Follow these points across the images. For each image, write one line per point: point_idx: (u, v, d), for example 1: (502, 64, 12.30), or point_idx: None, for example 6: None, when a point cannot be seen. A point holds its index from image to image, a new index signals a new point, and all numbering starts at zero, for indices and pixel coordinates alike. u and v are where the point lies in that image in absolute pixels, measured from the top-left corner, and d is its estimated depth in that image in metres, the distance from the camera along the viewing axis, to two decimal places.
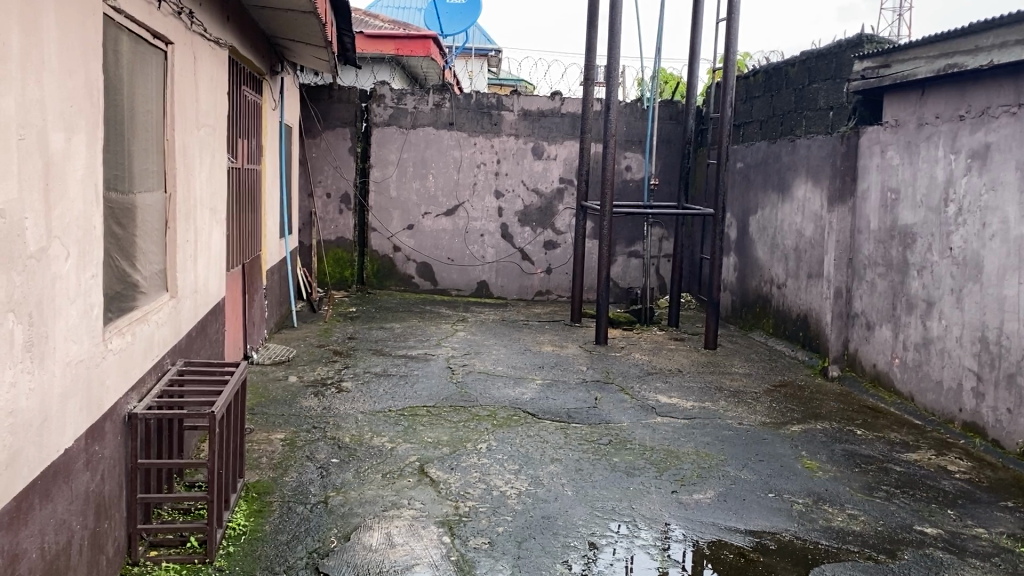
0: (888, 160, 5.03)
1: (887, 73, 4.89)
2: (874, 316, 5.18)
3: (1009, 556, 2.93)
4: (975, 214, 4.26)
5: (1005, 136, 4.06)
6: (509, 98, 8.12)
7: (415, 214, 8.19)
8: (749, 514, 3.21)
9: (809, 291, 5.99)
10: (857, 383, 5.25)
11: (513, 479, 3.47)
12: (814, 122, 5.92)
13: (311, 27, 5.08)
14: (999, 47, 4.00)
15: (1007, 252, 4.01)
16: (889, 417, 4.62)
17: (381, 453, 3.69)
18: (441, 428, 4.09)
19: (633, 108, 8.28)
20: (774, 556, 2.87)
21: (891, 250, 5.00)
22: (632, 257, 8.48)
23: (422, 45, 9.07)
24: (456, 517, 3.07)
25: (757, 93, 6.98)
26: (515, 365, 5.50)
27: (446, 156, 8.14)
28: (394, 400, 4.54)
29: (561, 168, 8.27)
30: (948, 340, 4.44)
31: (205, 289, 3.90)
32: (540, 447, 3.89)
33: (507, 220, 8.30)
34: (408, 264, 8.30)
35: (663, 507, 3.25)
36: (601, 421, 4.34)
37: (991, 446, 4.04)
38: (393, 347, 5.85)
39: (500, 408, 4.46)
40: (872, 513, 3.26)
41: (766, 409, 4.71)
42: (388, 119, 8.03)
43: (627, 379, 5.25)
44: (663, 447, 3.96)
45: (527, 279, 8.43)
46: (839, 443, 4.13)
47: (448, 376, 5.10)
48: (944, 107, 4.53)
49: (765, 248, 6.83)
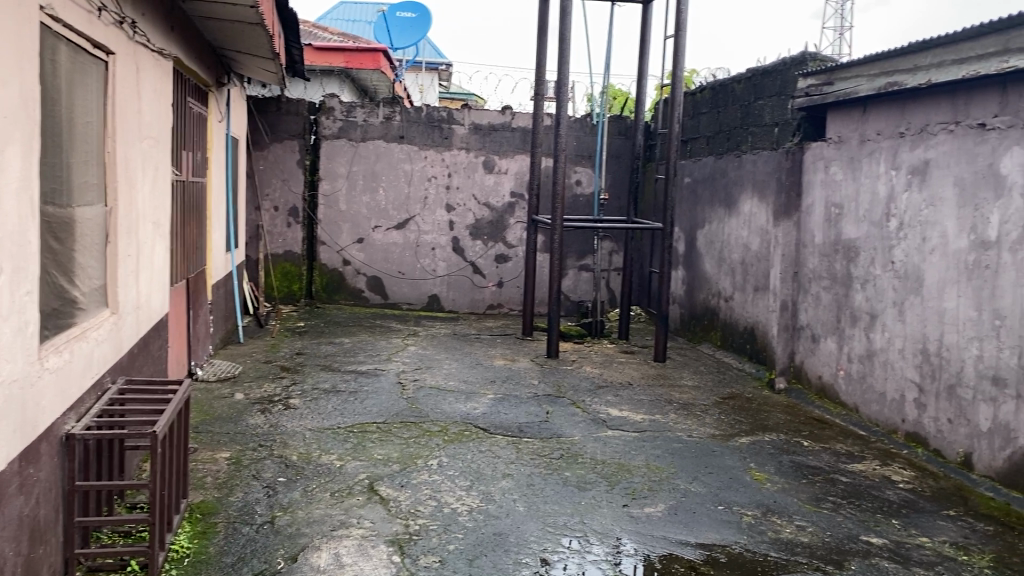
0: (832, 175, 5.13)
1: (830, 90, 5.02)
2: (819, 328, 5.26)
3: (951, 564, 2.98)
4: (915, 229, 4.36)
5: (943, 152, 4.17)
6: (460, 112, 8.11)
7: (365, 227, 8.12)
8: (700, 527, 3.23)
9: (756, 304, 6.08)
10: (803, 395, 5.33)
11: (464, 495, 3.44)
12: (760, 138, 6.02)
13: (259, 39, 5.01)
14: (937, 66, 4.12)
15: (947, 266, 4.11)
16: (835, 428, 4.70)
17: (329, 471, 3.63)
18: (391, 444, 4.04)
19: (583, 123, 8.36)
20: (724, 569, 2.88)
21: (835, 264, 5.10)
22: (583, 271, 8.52)
23: (371, 58, 8.99)
24: (406, 535, 3.02)
25: (704, 109, 7.07)
26: (466, 379, 5.48)
27: (396, 169, 8.10)
28: (343, 416, 4.47)
29: (513, 182, 8.27)
30: (890, 351, 4.54)
31: (147, 306, 3.80)
32: (492, 462, 3.86)
33: (458, 234, 8.27)
34: (357, 278, 8.22)
35: (615, 521, 3.24)
36: (552, 435, 4.33)
37: (933, 456, 4.14)
38: (342, 363, 5.78)
39: (451, 424, 4.42)
40: (819, 524, 3.30)
41: (714, 421, 4.76)
42: (338, 131, 7.98)
43: (579, 393, 5.24)
44: (615, 461, 3.96)
45: (479, 293, 8.39)
46: (787, 454, 4.18)
47: (399, 392, 5.03)
48: (885, 124, 4.64)
49: (712, 262, 6.91)
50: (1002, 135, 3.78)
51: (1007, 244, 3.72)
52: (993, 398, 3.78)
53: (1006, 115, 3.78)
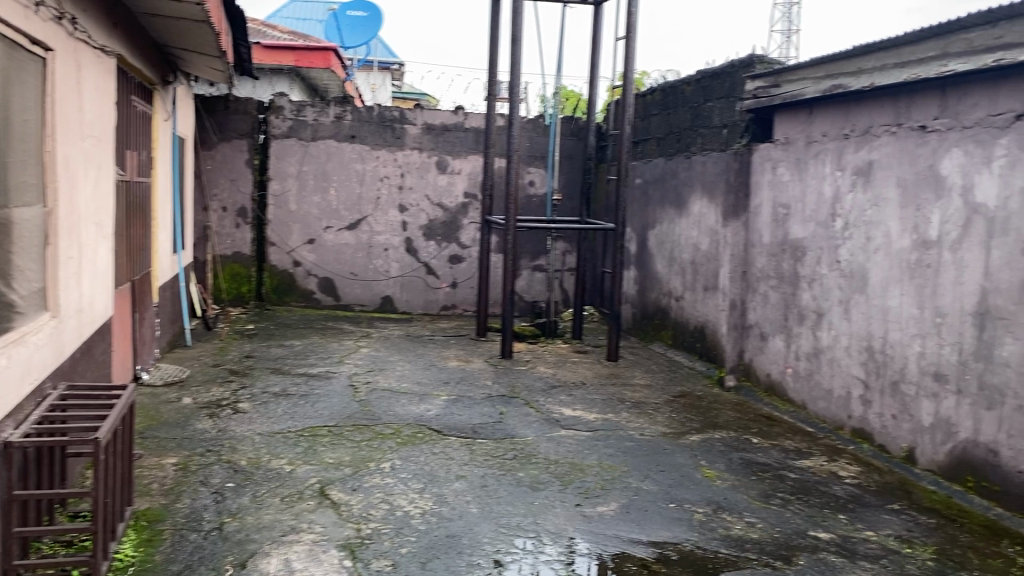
0: (779, 176, 5.21)
1: (777, 92, 5.10)
2: (767, 327, 5.34)
3: (896, 557, 3.04)
4: (860, 228, 4.44)
5: (886, 154, 4.26)
6: (412, 112, 8.07)
7: (316, 228, 8.03)
8: (651, 525, 3.25)
9: (706, 303, 6.15)
10: (752, 393, 5.41)
11: (417, 498, 3.41)
12: (710, 140, 6.09)
13: (206, 36, 4.91)
14: (880, 69, 4.21)
15: (891, 265, 4.19)
16: (783, 425, 4.77)
17: (279, 476, 3.58)
18: (343, 448, 3.99)
19: (535, 124, 8.38)
20: (676, 566, 2.91)
21: (783, 263, 5.17)
22: (536, 271, 8.54)
23: (322, 57, 8.86)
24: (357, 540, 2.99)
25: (655, 111, 7.13)
26: (420, 381, 5.44)
27: (347, 169, 8.03)
28: (294, 420, 4.41)
29: (465, 182, 8.24)
30: (837, 349, 4.62)
31: (89, 308, 3.70)
32: (445, 464, 3.84)
33: (410, 235, 8.22)
34: (308, 279, 8.11)
35: (568, 521, 3.25)
36: (506, 436, 4.32)
37: (878, 451, 4.23)
38: (292, 366, 5.70)
39: (404, 426, 4.39)
40: (768, 520, 3.35)
41: (666, 419, 4.81)
42: (287, 131, 7.88)
43: (532, 393, 5.25)
44: (568, 461, 3.97)
45: (433, 294, 8.33)
46: (736, 451, 4.23)
47: (351, 395, 4.98)
48: (830, 126, 4.73)
49: (663, 262, 6.97)
50: (942, 136, 3.88)
51: (948, 243, 3.81)
52: (935, 393, 3.87)
53: (946, 118, 3.88)
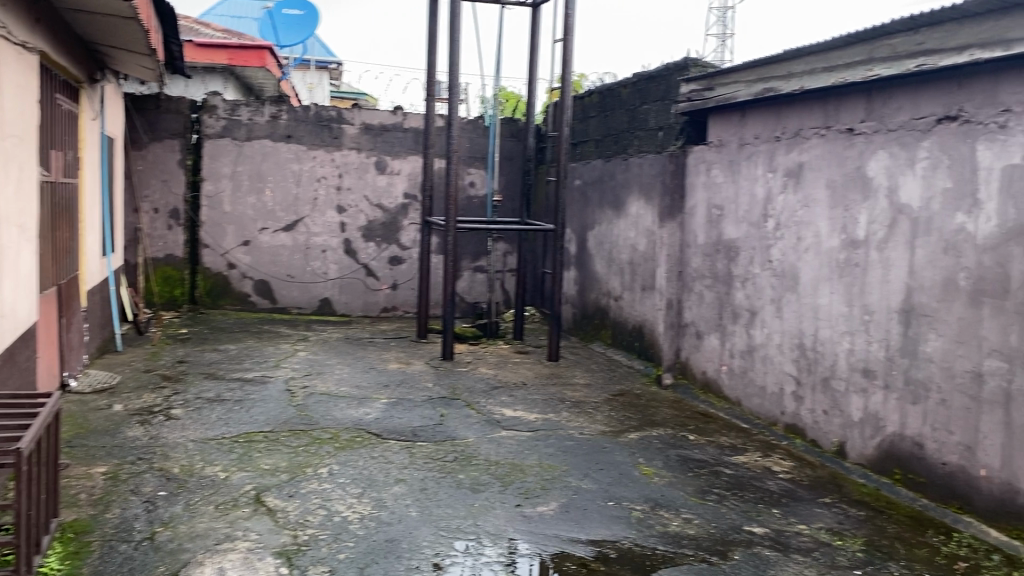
0: (713, 178, 5.30)
1: (711, 95, 5.19)
2: (703, 326, 5.42)
3: (828, 549, 3.12)
4: (791, 229, 4.55)
5: (815, 156, 4.36)
6: (350, 111, 8.00)
7: (251, 230, 7.89)
8: (590, 523, 3.28)
9: (643, 303, 6.23)
10: (689, 391, 5.49)
11: (355, 503, 3.37)
12: (646, 142, 6.17)
13: (134, 34, 4.78)
14: (809, 73, 4.31)
15: (821, 264, 4.30)
16: (719, 422, 4.85)
17: (213, 484, 3.50)
18: (279, 453, 3.93)
19: (475, 124, 8.37)
20: (614, 564, 2.93)
21: (717, 263, 5.26)
22: (477, 272, 8.53)
23: (255, 56, 8.67)
24: (294, 546, 2.94)
25: (593, 113, 7.19)
26: (359, 384, 5.38)
27: (283, 169, 7.91)
28: (228, 426, 4.33)
29: (405, 183, 8.19)
30: (769, 347, 4.72)
31: (11, 313, 3.57)
32: (384, 468, 3.81)
33: (349, 236, 8.13)
34: (244, 282, 7.96)
35: (508, 522, 3.25)
36: (446, 438, 4.30)
37: (809, 446, 4.33)
38: (227, 370, 5.60)
39: (342, 431, 4.34)
40: (704, 516, 3.40)
41: (605, 418, 4.84)
42: (221, 131, 7.73)
43: (473, 395, 5.24)
44: (509, 461, 3.97)
45: (372, 296, 8.25)
46: (673, 448, 4.29)
47: (288, 400, 4.90)
48: (762, 128, 4.83)
49: (602, 263, 7.02)
50: (868, 139, 3.99)
51: (875, 243, 3.92)
52: (864, 389, 3.98)
53: (872, 121, 3.99)
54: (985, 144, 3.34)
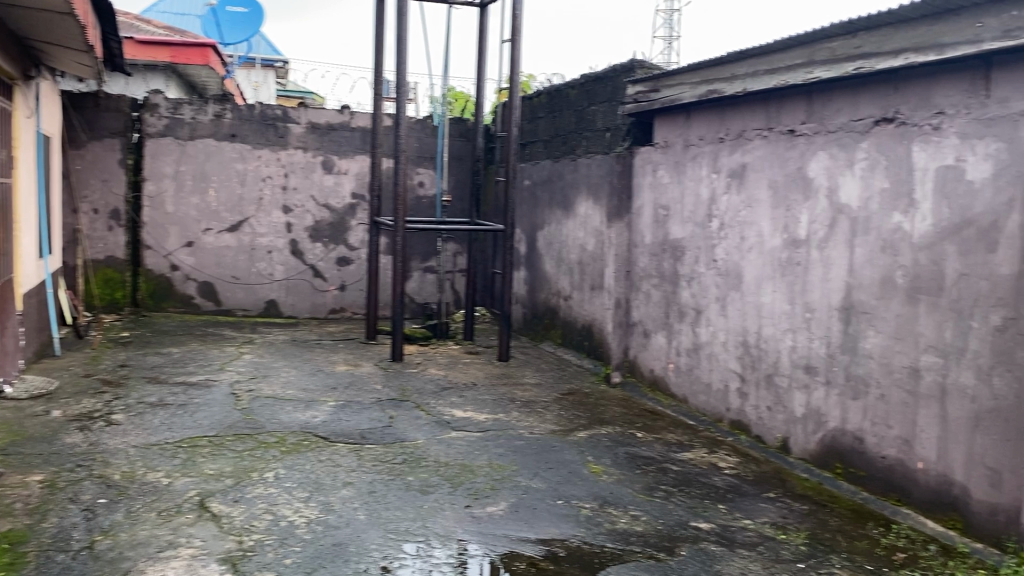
0: (659, 178, 5.36)
1: (656, 96, 5.25)
2: (650, 324, 5.48)
3: (772, 543, 3.17)
4: (734, 228, 4.62)
5: (758, 157, 4.44)
6: (296, 110, 7.91)
7: (195, 230, 7.75)
8: (540, 522, 3.29)
9: (592, 302, 6.27)
10: (637, 389, 5.55)
11: (302, 507, 3.33)
12: (593, 143, 6.22)
13: (71, 30, 4.66)
14: (751, 75, 4.38)
15: (763, 263, 4.37)
16: (666, 419, 4.91)
17: (156, 490, 3.43)
18: (223, 458, 3.86)
19: (424, 124, 8.34)
20: (564, 563, 2.94)
21: (664, 263, 5.32)
22: (426, 273, 8.50)
23: (199, 54, 8.56)
24: (239, 552, 2.89)
25: (541, 114, 7.22)
26: (306, 387, 5.32)
27: (228, 169, 7.78)
28: (171, 431, 4.24)
29: (352, 183, 8.12)
30: (714, 344, 4.79)
31: None
32: (332, 471, 3.77)
33: (295, 237, 8.03)
34: (187, 284, 7.81)
35: (457, 523, 3.24)
36: (395, 440, 4.28)
37: (754, 441, 4.41)
38: (170, 374, 5.49)
39: (289, 434, 4.28)
40: (652, 512, 3.43)
41: (555, 417, 4.86)
42: (163, 129, 7.58)
43: (423, 396, 5.21)
44: (458, 462, 3.96)
45: (320, 297, 8.16)
46: (622, 446, 4.33)
47: (233, 404, 4.82)
48: (706, 130, 4.89)
49: (552, 263, 7.05)
50: (809, 140, 4.07)
51: (815, 242, 4.00)
52: (806, 385, 4.06)
53: (812, 122, 4.08)
54: (920, 145, 3.44)
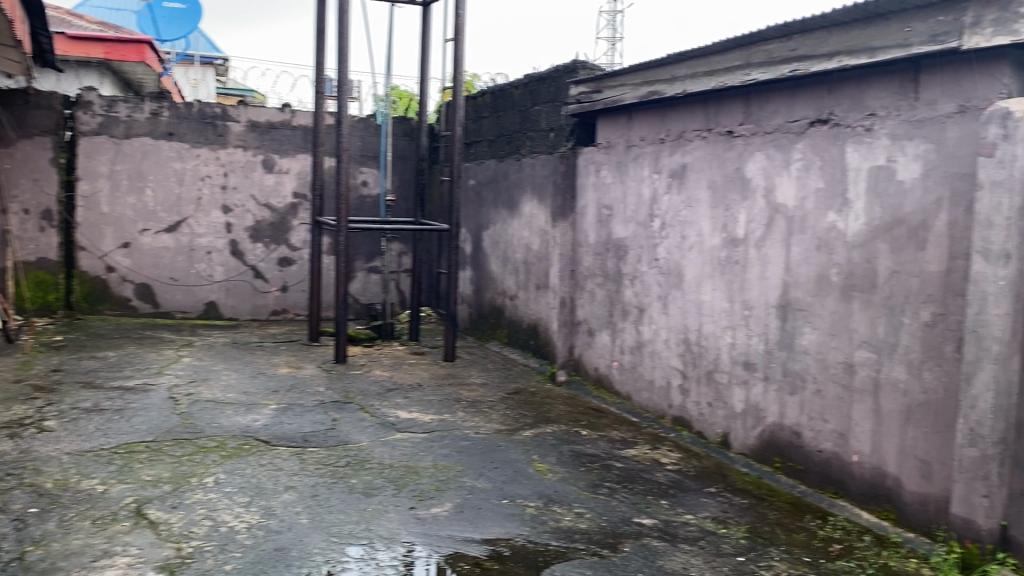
0: (602, 178, 5.41)
1: (598, 97, 5.29)
2: (594, 323, 5.52)
3: (713, 537, 3.23)
4: (675, 228, 4.68)
5: (698, 157, 4.50)
6: (235, 109, 7.78)
7: (131, 231, 7.57)
8: (485, 522, 3.29)
9: (537, 301, 6.29)
10: (582, 387, 5.59)
11: (243, 512, 3.28)
12: (537, 143, 6.25)
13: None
14: (691, 77, 4.45)
15: (703, 262, 4.44)
16: (610, 417, 4.96)
17: (90, 498, 3.34)
18: (162, 464, 3.78)
19: (367, 123, 8.28)
20: (508, 562, 2.95)
21: (607, 262, 5.36)
22: (371, 273, 8.43)
23: (135, 51, 8.35)
24: (177, 560, 2.84)
25: (485, 113, 7.23)
26: (247, 390, 5.23)
27: (165, 168, 7.62)
28: (107, 437, 4.13)
29: (294, 183, 8.02)
30: (657, 342, 4.85)
31: None
32: (273, 475, 3.71)
33: (236, 237, 7.90)
34: (124, 286, 7.62)
35: (401, 524, 3.23)
36: (339, 442, 4.24)
37: (696, 437, 4.47)
38: (106, 379, 5.35)
39: (229, 438, 4.21)
40: (596, 509, 3.46)
41: (500, 417, 4.87)
42: (97, 127, 7.38)
43: (367, 398, 5.17)
44: (403, 464, 3.94)
45: (261, 298, 8.04)
46: (567, 444, 4.35)
47: (171, 408, 4.72)
48: (647, 130, 4.95)
49: (497, 262, 7.05)
50: (747, 141, 4.14)
51: (753, 241, 4.08)
52: (745, 381, 4.13)
53: (750, 123, 4.15)
54: (853, 145, 3.53)
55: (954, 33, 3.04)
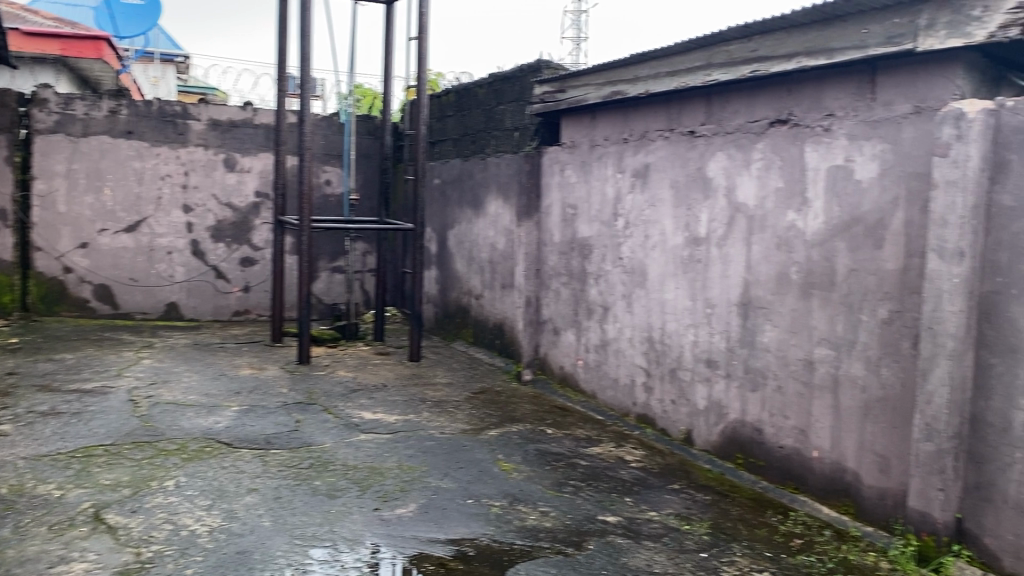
0: (566, 178, 5.42)
1: (562, 97, 5.31)
2: (560, 322, 5.53)
3: (676, 534, 3.25)
4: (639, 227, 4.71)
5: (660, 157, 4.53)
6: (195, 107, 7.68)
7: (89, 231, 7.44)
8: (450, 522, 3.29)
9: (503, 300, 6.30)
10: (547, 386, 5.61)
11: (204, 516, 3.24)
12: (502, 142, 6.26)
13: None
14: (653, 77, 4.48)
15: (666, 261, 4.47)
16: (575, 415, 4.98)
17: (46, 503, 3.27)
18: (121, 467, 3.72)
19: (330, 122, 8.22)
20: (473, 562, 2.95)
21: (572, 261, 5.38)
22: (335, 273, 8.37)
23: (92, 48, 8.22)
24: (137, 565, 2.79)
25: (449, 112, 7.22)
26: (208, 392, 5.17)
27: (124, 167, 7.50)
28: (63, 441, 4.06)
29: (256, 181, 7.95)
30: (621, 340, 4.87)
31: None
32: (235, 478, 3.68)
33: (197, 237, 7.80)
34: (82, 287, 7.49)
35: (365, 526, 3.21)
36: (302, 444, 4.21)
37: (659, 435, 4.51)
38: (63, 381, 5.25)
39: (190, 441, 4.16)
40: (560, 508, 3.47)
41: (465, 416, 4.86)
42: (53, 125, 7.24)
43: (331, 399, 5.14)
44: (367, 465, 3.92)
45: (223, 299, 7.95)
46: (532, 443, 4.36)
47: (130, 411, 4.64)
48: (611, 130, 4.98)
49: (462, 261, 7.04)
50: (708, 141, 4.17)
51: (715, 240, 4.12)
52: (707, 378, 4.17)
53: (711, 124, 4.19)
54: (811, 146, 3.57)
55: (909, 35, 3.10)
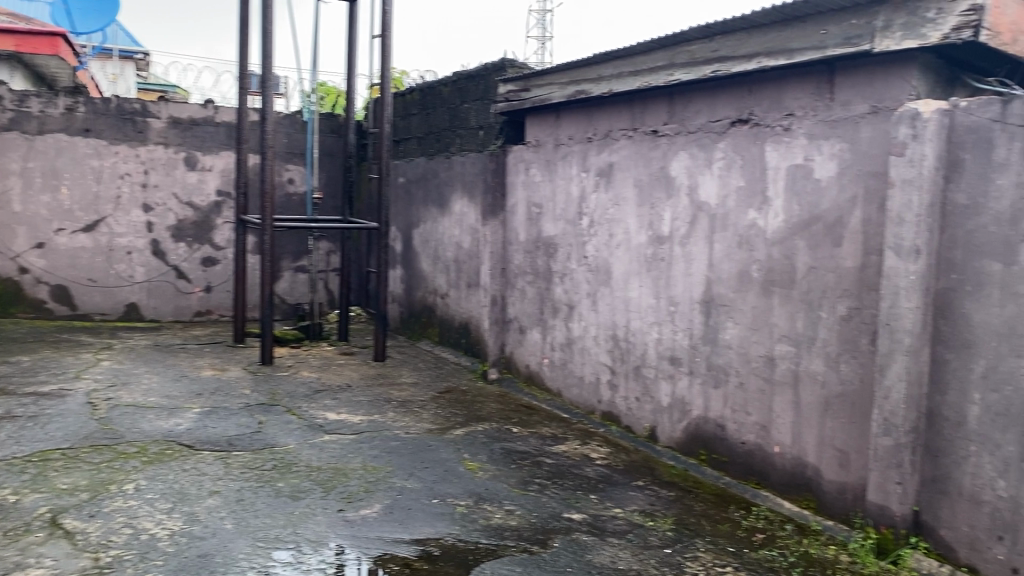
0: (531, 177, 5.43)
1: (526, 96, 5.32)
2: (525, 321, 5.54)
3: (641, 530, 3.28)
4: (603, 226, 4.73)
5: (624, 156, 4.55)
6: (155, 105, 7.57)
7: (46, 231, 7.29)
8: (415, 522, 3.27)
9: (468, 299, 6.29)
10: (513, 384, 5.61)
11: (165, 519, 3.20)
12: (467, 141, 6.25)
13: None
14: (617, 77, 4.50)
15: (630, 259, 4.50)
16: (541, 413, 4.99)
17: (1, 509, 3.20)
18: (78, 472, 3.65)
19: (292, 120, 8.15)
20: (438, 561, 2.94)
21: (537, 260, 5.39)
22: (298, 272, 8.31)
23: (47, 43, 8.05)
24: (94, 570, 2.75)
25: (414, 111, 7.19)
26: (169, 393, 5.10)
27: (81, 166, 7.36)
28: (19, 445, 3.97)
29: (218, 180, 7.85)
30: (586, 339, 4.89)
31: None
32: (197, 480, 3.63)
33: (157, 236, 7.69)
34: (38, 288, 7.34)
35: (329, 527, 3.19)
36: (265, 445, 4.17)
37: (624, 432, 4.54)
38: (19, 384, 5.14)
39: (151, 443, 4.10)
40: (526, 506, 3.48)
41: (431, 416, 4.85)
42: (8, 123, 7.08)
43: (294, 399, 5.10)
44: (331, 466, 3.89)
45: (184, 299, 7.85)
46: (497, 442, 4.36)
47: (89, 414, 4.56)
48: (575, 130, 5.00)
49: (427, 260, 7.02)
50: (671, 140, 4.20)
51: (678, 238, 4.15)
52: (671, 375, 4.20)
53: (674, 123, 4.22)
54: (772, 145, 3.62)
55: (867, 36, 3.15)
